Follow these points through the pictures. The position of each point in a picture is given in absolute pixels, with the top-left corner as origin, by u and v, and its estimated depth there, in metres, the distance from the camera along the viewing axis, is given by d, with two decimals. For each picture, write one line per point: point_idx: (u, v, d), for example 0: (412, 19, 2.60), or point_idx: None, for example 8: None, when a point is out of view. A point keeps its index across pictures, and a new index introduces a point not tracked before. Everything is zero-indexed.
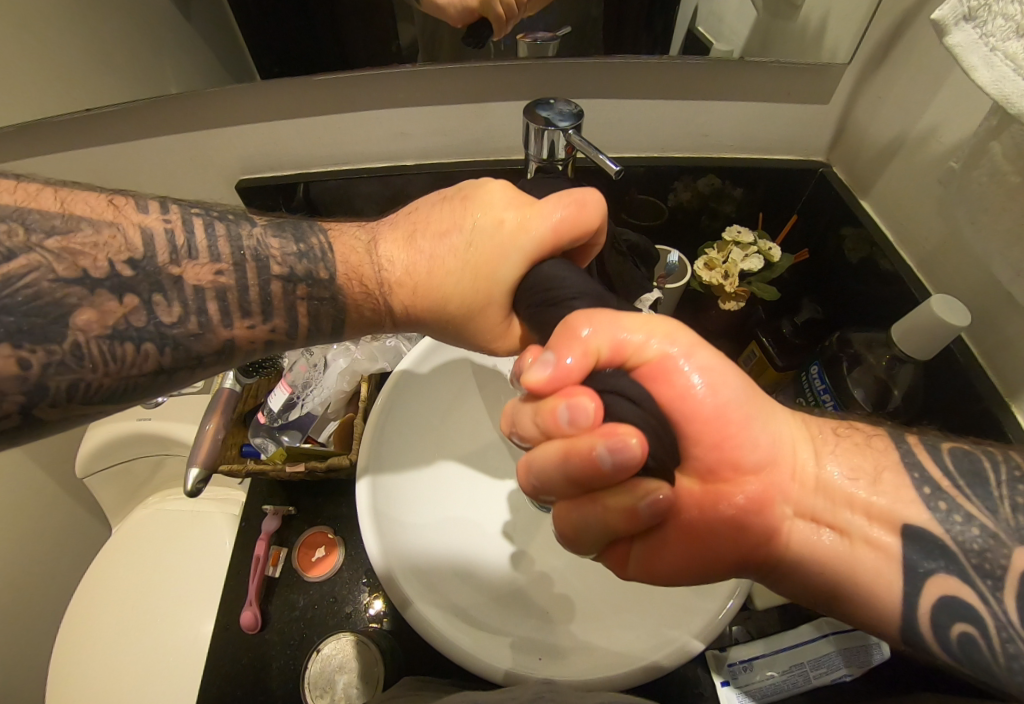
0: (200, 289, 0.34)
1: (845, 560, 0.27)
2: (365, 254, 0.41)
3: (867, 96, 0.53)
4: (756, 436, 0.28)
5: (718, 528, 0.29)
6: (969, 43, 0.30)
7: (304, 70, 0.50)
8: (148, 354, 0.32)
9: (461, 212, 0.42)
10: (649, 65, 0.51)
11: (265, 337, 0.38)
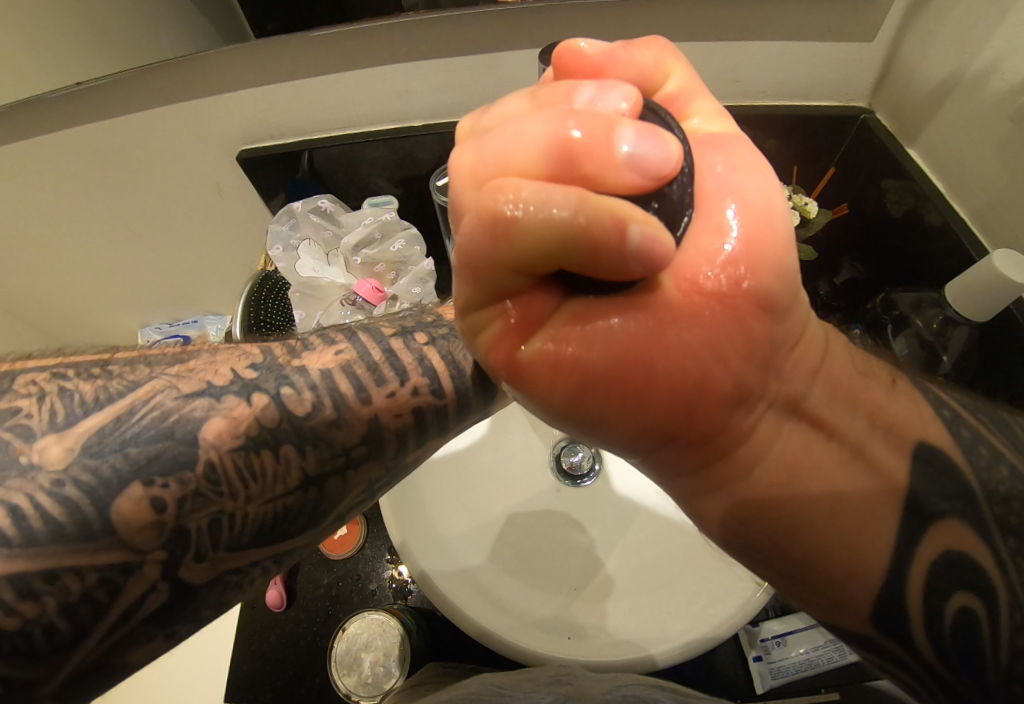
0: (324, 377, 0.32)
1: (805, 452, 0.27)
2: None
3: (920, 29, 0.48)
4: (788, 266, 0.25)
5: (688, 342, 0.24)
6: None
7: (300, 24, 0.46)
8: (292, 472, 0.29)
9: None
10: (676, 2, 0.47)
11: (412, 402, 0.34)
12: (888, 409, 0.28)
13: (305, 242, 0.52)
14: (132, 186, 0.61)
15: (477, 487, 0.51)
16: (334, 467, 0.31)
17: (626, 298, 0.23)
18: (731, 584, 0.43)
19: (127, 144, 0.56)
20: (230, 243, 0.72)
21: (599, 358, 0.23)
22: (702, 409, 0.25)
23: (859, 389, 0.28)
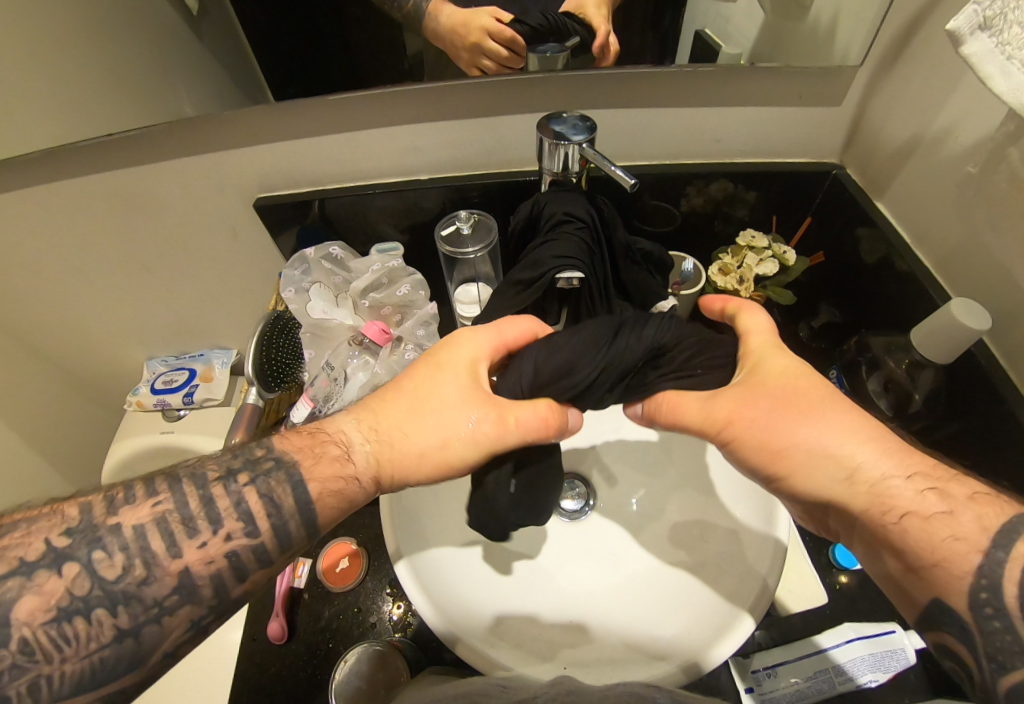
0: (207, 576, 0.33)
1: (914, 565, 0.32)
2: (343, 476, 0.38)
3: (881, 97, 0.53)
4: (808, 468, 0.35)
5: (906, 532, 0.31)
6: (985, 52, 0.30)
7: (319, 89, 0.51)
8: (197, 636, 0.34)
9: (422, 376, 0.42)
10: (660, 74, 0.52)
11: (225, 548, 0.34)
12: (939, 555, 0.30)
13: (316, 285, 0.56)
14: (152, 228, 0.64)
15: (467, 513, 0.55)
16: (154, 615, 0.32)
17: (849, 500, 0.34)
18: (712, 611, 0.46)
19: (150, 189, 0.59)
20: (240, 282, 0.75)
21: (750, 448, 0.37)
22: (885, 512, 0.32)
23: (912, 540, 0.31)
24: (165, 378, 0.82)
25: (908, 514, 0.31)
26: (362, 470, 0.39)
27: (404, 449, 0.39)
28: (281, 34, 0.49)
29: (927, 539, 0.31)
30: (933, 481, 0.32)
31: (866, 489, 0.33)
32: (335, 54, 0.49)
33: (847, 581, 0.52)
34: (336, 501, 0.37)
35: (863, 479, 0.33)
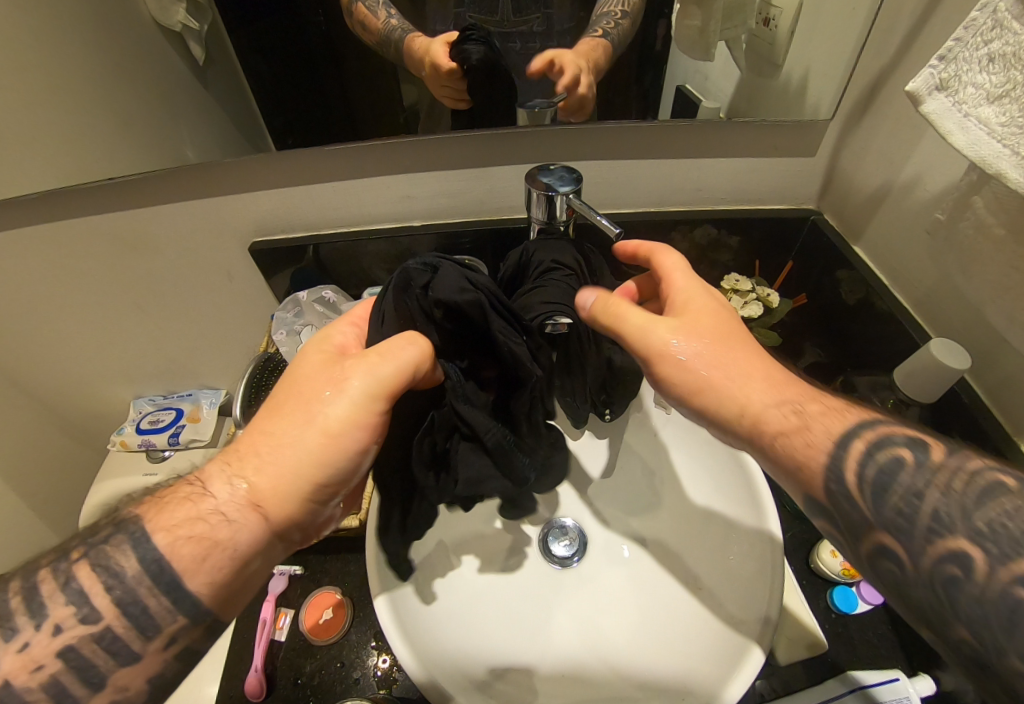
0: (37, 685, 0.29)
1: (768, 444, 0.36)
2: (199, 514, 0.33)
3: (851, 147, 0.56)
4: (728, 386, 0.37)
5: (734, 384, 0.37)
6: (943, 110, 0.31)
7: (317, 140, 0.53)
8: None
9: (299, 393, 0.36)
10: (642, 128, 0.54)
11: (50, 648, 0.30)
12: (804, 438, 0.34)
13: (307, 328, 0.56)
14: (147, 269, 0.65)
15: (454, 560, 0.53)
16: None
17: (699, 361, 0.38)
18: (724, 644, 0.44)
19: (148, 231, 0.60)
20: (232, 324, 0.76)
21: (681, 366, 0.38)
22: (762, 437, 0.36)
23: (788, 448, 0.35)
24: (151, 418, 0.81)
25: (793, 430, 0.35)
26: (225, 507, 0.33)
27: (273, 457, 0.34)
28: (285, 84, 0.49)
29: (796, 452, 0.35)
30: (798, 407, 0.35)
31: (751, 418, 0.36)
32: (339, 108, 0.51)
33: (846, 626, 0.51)
34: (194, 543, 0.32)
35: (751, 404, 0.36)
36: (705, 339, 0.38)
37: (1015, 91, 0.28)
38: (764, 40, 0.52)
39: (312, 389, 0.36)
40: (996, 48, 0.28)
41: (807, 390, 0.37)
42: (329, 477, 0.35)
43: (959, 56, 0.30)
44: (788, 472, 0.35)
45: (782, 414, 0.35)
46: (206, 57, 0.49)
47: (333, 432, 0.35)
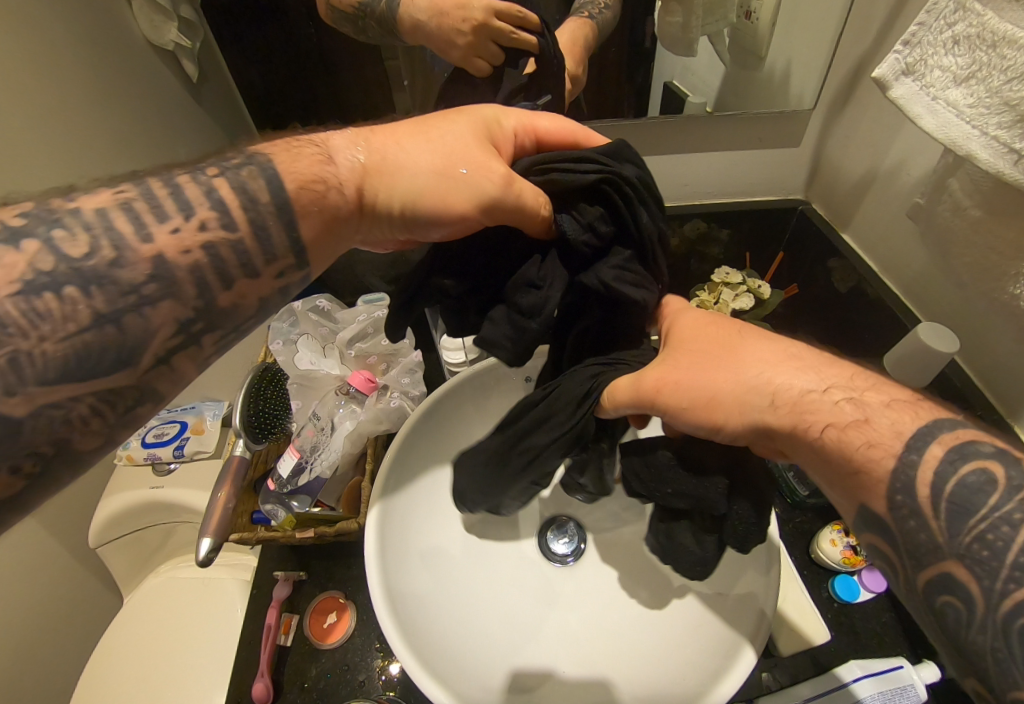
0: (88, 302, 0.21)
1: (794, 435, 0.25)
2: (322, 169, 0.28)
3: (836, 136, 0.56)
4: (738, 391, 0.27)
5: (743, 373, 0.27)
6: (911, 94, 0.32)
7: None
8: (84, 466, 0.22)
9: (463, 144, 0.31)
10: (626, 126, 0.55)
11: None
12: (830, 414, 0.24)
13: (304, 336, 0.57)
14: None
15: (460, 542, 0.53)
16: None
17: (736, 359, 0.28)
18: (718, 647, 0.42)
19: None
20: None
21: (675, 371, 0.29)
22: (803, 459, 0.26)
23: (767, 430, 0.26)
24: (158, 433, 0.81)
25: (820, 422, 0.24)
26: (339, 175, 0.29)
27: (399, 181, 0.30)
28: None
29: (840, 455, 0.24)
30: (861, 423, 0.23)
31: (789, 408, 0.25)
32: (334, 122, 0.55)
33: (848, 615, 0.51)
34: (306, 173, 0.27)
35: (786, 391, 0.25)
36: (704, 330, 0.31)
37: (981, 72, 0.28)
38: (747, 35, 0.54)
39: (466, 154, 0.30)
40: (959, 30, 0.29)
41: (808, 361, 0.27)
42: (422, 221, 0.30)
43: (923, 39, 0.31)
44: (832, 472, 0.24)
45: (791, 400, 0.25)
46: None
47: (463, 206, 0.30)
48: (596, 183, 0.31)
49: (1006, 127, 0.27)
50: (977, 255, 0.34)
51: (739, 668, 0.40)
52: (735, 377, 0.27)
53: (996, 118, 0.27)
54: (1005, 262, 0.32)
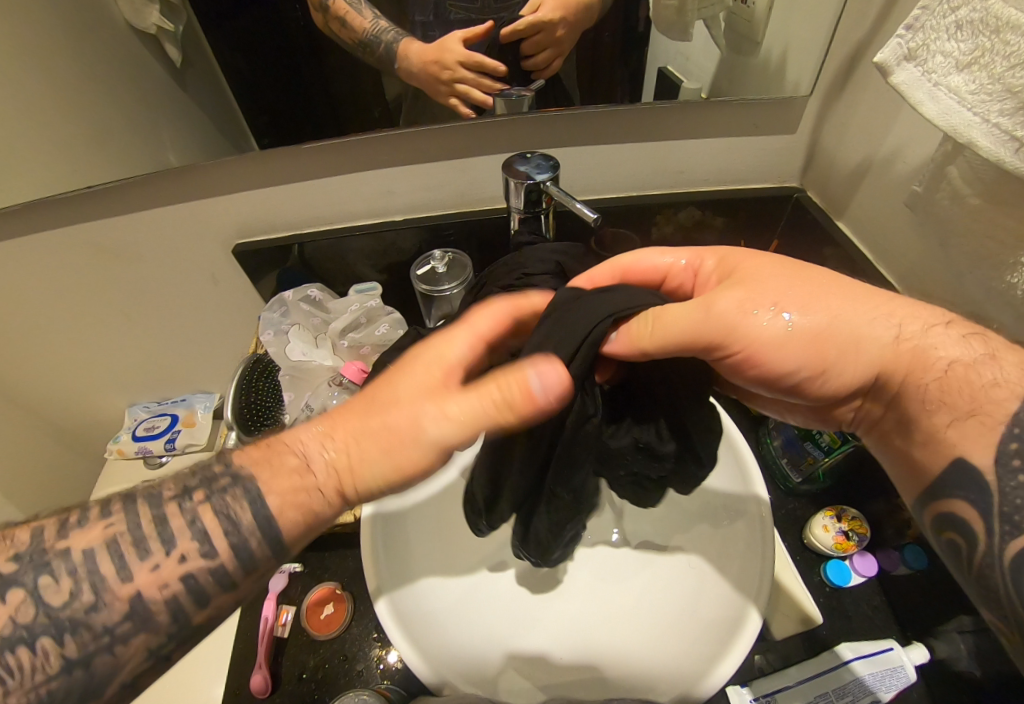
0: (160, 601, 0.30)
1: (906, 379, 0.36)
2: (302, 488, 0.32)
3: (832, 123, 0.55)
4: (768, 329, 0.37)
5: (802, 323, 0.37)
6: (914, 80, 0.32)
7: (296, 138, 0.52)
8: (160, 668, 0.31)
9: (418, 380, 0.35)
10: (622, 112, 0.54)
11: (179, 571, 0.30)
12: (898, 349, 0.36)
13: (295, 327, 0.55)
14: (129, 277, 0.63)
15: (451, 534, 0.55)
16: None
17: (792, 304, 0.37)
18: (720, 612, 0.46)
19: (126, 238, 0.59)
20: (216, 334, 0.74)
21: (771, 334, 0.37)
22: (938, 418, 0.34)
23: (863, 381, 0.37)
24: (147, 425, 0.80)
25: (886, 364, 0.36)
26: (320, 481, 0.33)
27: (387, 457, 0.33)
28: (262, 88, 0.49)
29: (967, 388, 0.33)
30: (948, 380, 0.34)
31: (906, 347, 0.36)
32: (316, 102, 0.50)
33: (840, 599, 0.52)
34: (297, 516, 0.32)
35: (840, 327, 0.37)
36: (765, 274, 0.39)
37: (984, 58, 0.28)
38: (744, 18, 0.52)
39: (433, 379, 0.35)
40: (962, 14, 0.29)
41: (812, 291, 0.38)
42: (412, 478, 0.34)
43: (927, 24, 0.31)
44: (948, 406, 0.34)
45: (875, 332, 0.36)
46: (184, 60, 0.48)
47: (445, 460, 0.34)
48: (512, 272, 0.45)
49: (1009, 113, 0.27)
50: (974, 240, 0.34)
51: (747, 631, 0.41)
52: (770, 329, 0.37)
53: (997, 106, 0.28)
54: (1003, 246, 0.32)
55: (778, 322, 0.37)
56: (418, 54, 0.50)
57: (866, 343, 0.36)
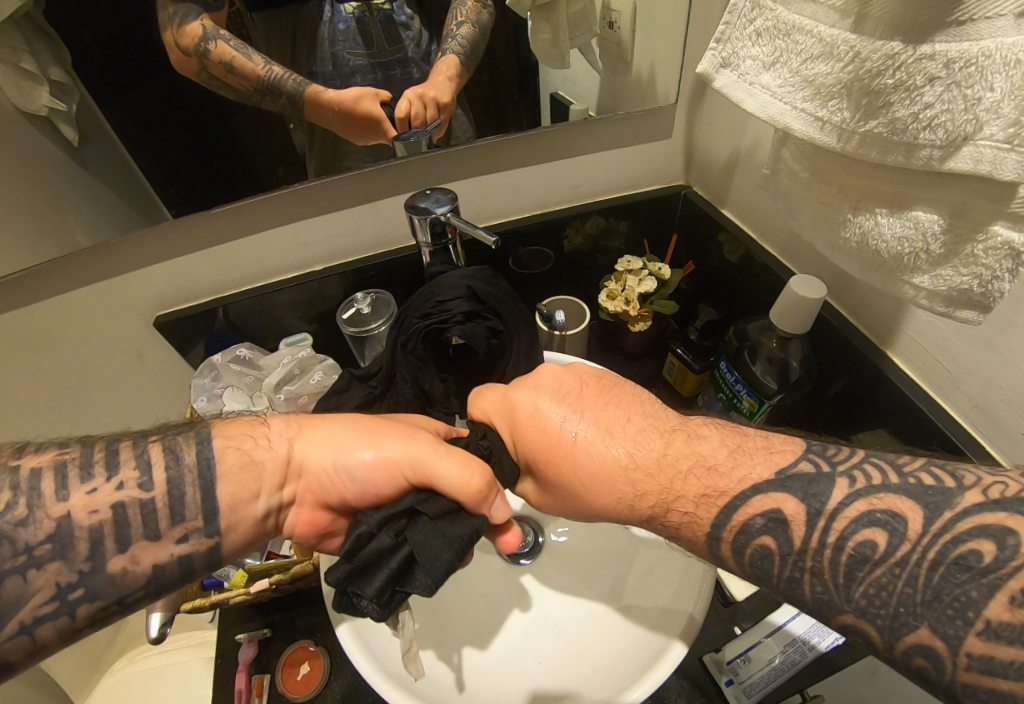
0: (88, 527, 0.30)
1: (668, 498, 0.34)
2: (249, 456, 0.35)
3: (701, 125, 0.62)
4: (593, 448, 0.37)
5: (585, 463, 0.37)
6: (732, 82, 0.39)
7: (203, 205, 0.53)
8: (62, 623, 0.30)
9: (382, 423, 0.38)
10: (514, 141, 0.59)
11: (115, 504, 0.31)
12: (652, 471, 0.35)
13: (228, 389, 0.55)
14: (46, 368, 0.61)
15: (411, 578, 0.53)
16: None
17: (600, 434, 0.37)
18: (676, 589, 0.48)
19: (39, 329, 0.57)
20: (148, 412, 0.72)
21: (595, 460, 0.36)
22: (660, 509, 0.34)
23: (661, 488, 0.34)
24: None
25: (668, 459, 0.35)
26: (265, 484, 0.35)
27: (317, 460, 0.36)
28: (164, 162, 0.50)
29: (692, 456, 0.34)
30: (716, 477, 0.33)
31: (660, 479, 0.34)
32: (218, 166, 0.51)
33: None
34: (239, 461, 0.34)
35: (667, 458, 0.35)
36: (641, 447, 0.36)
37: (781, 57, 0.35)
38: (613, 41, 0.56)
39: (376, 433, 0.37)
40: (759, 25, 0.36)
41: (648, 445, 0.36)
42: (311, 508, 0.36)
43: (732, 36, 0.38)
44: (625, 482, 0.35)
45: (656, 438, 0.36)
46: (82, 136, 0.47)
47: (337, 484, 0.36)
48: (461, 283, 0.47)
49: (809, 100, 0.34)
50: (815, 208, 0.39)
51: (699, 590, 0.46)
52: (589, 454, 0.37)
53: (799, 95, 0.35)
54: (834, 210, 0.37)
55: (605, 461, 0.36)
56: (331, 101, 0.52)
57: (582, 458, 0.37)
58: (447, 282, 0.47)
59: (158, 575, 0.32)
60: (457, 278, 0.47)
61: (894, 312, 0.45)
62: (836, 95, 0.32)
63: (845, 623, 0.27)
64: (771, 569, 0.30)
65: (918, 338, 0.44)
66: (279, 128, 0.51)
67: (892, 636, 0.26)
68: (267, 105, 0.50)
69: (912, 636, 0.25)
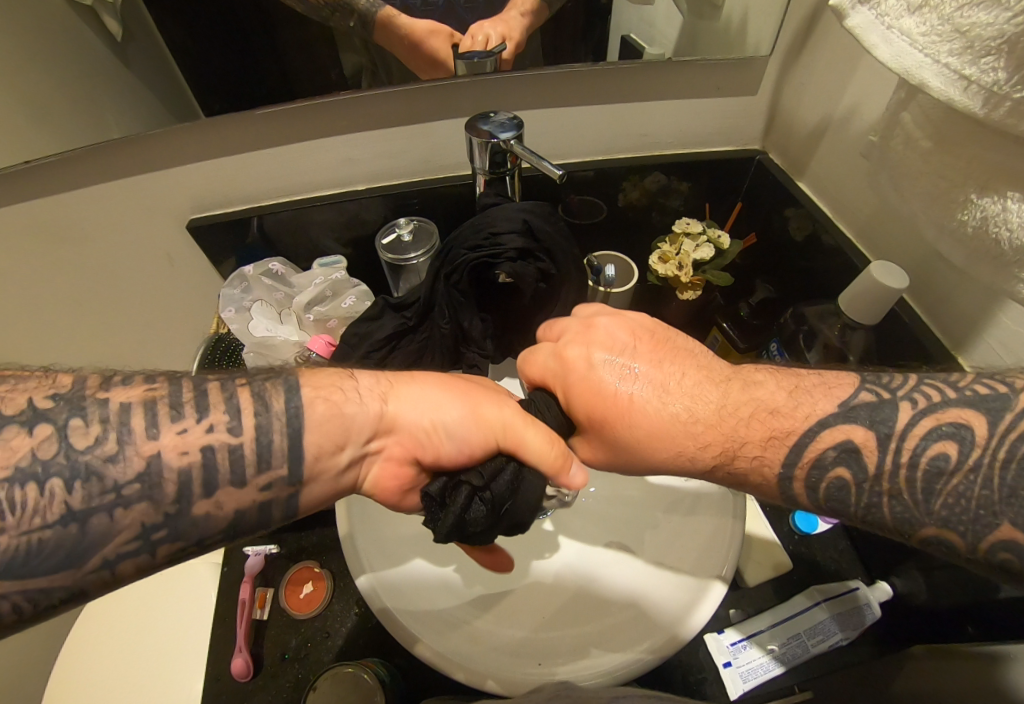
0: (175, 467, 0.28)
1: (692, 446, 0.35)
2: (338, 394, 0.34)
3: (791, 85, 0.56)
4: (643, 404, 0.37)
5: (627, 416, 0.37)
6: (866, 23, 0.34)
7: (246, 104, 0.49)
8: (143, 559, 0.28)
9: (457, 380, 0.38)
10: (582, 78, 0.54)
11: (203, 440, 0.29)
12: (721, 413, 0.35)
13: (257, 303, 0.54)
14: (73, 260, 0.59)
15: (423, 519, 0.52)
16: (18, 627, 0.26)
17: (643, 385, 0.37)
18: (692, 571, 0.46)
19: (70, 218, 0.55)
20: (173, 318, 0.71)
21: (612, 395, 0.38)
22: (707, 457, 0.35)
23: (742, 431, 0.34)
24: None
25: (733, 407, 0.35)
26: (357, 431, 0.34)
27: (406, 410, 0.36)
28: (210, 54, 0.46)
29: (760, 400, 0.34)
30: (778, 419, 0.33)
31: (720, 429, 0.35)
32: (266, 66, 0.47)
33: (809, 548, 0.54)
34: (328, 411, 0.33)
35: (691, 414, 0.35)
36: (680, 401, 0.36)
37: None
38: None
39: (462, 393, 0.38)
40: None
41: (716, 423, 0.35)
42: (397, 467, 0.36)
43: None
44: (666, 436, 0.36)
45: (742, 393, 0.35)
46: (126, 33, 0.44)
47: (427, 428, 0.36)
48: (523, 215, 0.44)
49: (956, 54, 0.29)
50: (929, 183, 0.35)
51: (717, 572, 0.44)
52: (633, 399, 0.37)
53: (946, 46, 0.30)
54: (953, 187, 0.33)
55: (642, 403, 0.37)
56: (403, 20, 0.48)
57: (628, 406, 0.37)
58: (509, 210, 0.44)
59: (238, 519, 0.30)
60: (518, 209, 0.44)
61: (979, 313, 0.42)
62: (992, 50, 0.28)
63: (925, 535, 0.29)
64: (847, 499, 0.31)
65: (999, 344, 0.41)
66: (328, 45, 0.47)
67: (974, 538, 0.27)
68: (317, 16, 0.46)
69: (996, 533, 0.26)
